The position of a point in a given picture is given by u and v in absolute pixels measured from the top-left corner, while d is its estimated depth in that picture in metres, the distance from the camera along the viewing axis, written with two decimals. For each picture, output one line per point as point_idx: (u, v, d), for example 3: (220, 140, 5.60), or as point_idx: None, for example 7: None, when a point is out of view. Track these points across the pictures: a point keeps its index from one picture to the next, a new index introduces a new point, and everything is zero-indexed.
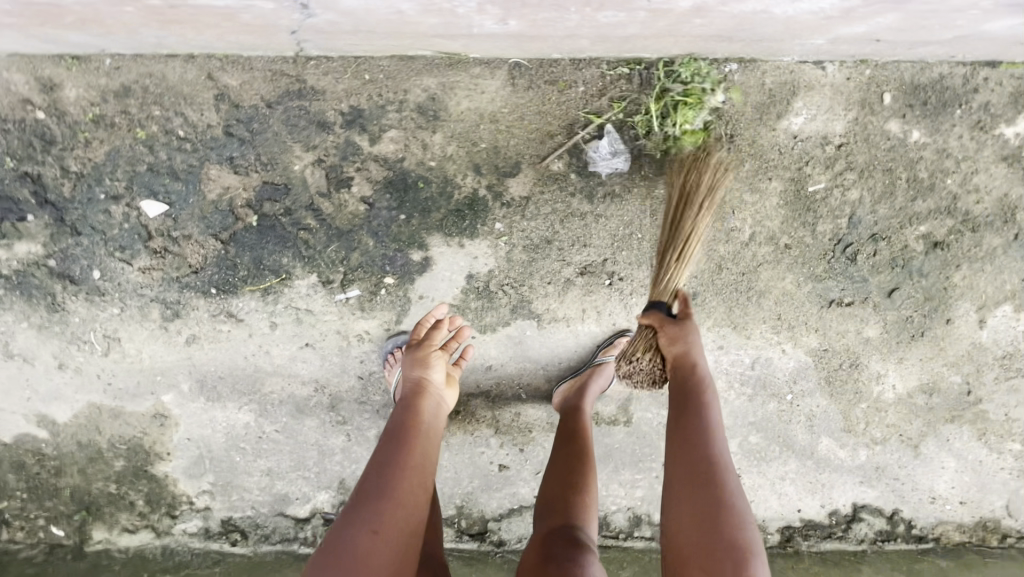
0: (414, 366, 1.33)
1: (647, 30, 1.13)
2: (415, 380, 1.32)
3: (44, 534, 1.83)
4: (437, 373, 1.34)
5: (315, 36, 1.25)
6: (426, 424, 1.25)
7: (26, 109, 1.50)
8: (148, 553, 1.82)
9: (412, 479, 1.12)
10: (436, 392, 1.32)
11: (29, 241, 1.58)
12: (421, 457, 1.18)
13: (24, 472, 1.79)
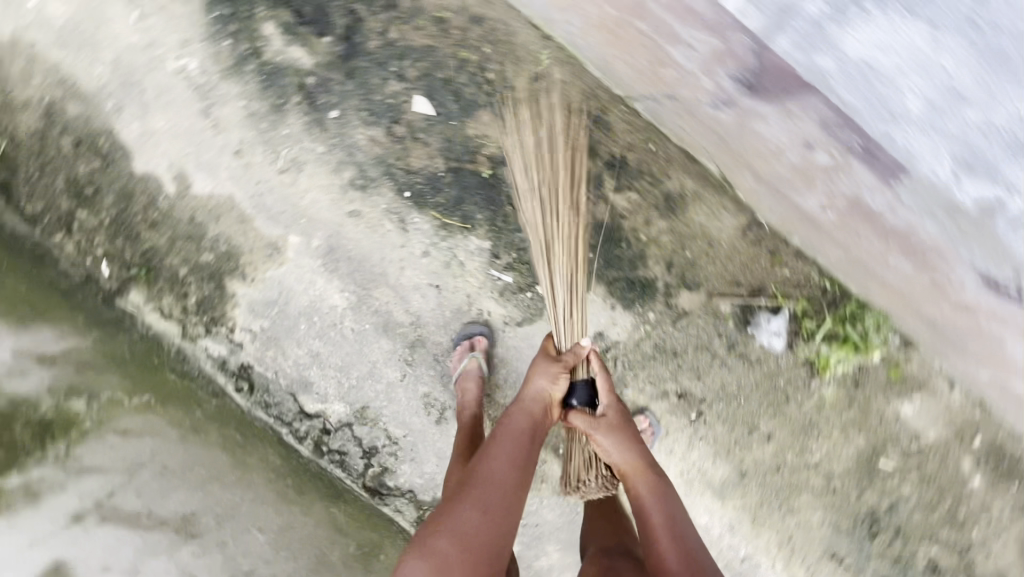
0: (536, 378, 1.47)
1: (901, 286, 1.32)
2: (539, 393, 1.46)
3: (91, 263, 1.80)
4: (553, 389, 1.47)
5: (658, 93, 1.38)
6: (533, 436, 1.42)
7: None
8: (164, 342, 1.80)
9: (516, 486, 1.33)
10: (552, 406, 1.47)
11: (307, 52, 1.71)
12: (523, 464, 1.37)
13: (124, 203, 1.79)
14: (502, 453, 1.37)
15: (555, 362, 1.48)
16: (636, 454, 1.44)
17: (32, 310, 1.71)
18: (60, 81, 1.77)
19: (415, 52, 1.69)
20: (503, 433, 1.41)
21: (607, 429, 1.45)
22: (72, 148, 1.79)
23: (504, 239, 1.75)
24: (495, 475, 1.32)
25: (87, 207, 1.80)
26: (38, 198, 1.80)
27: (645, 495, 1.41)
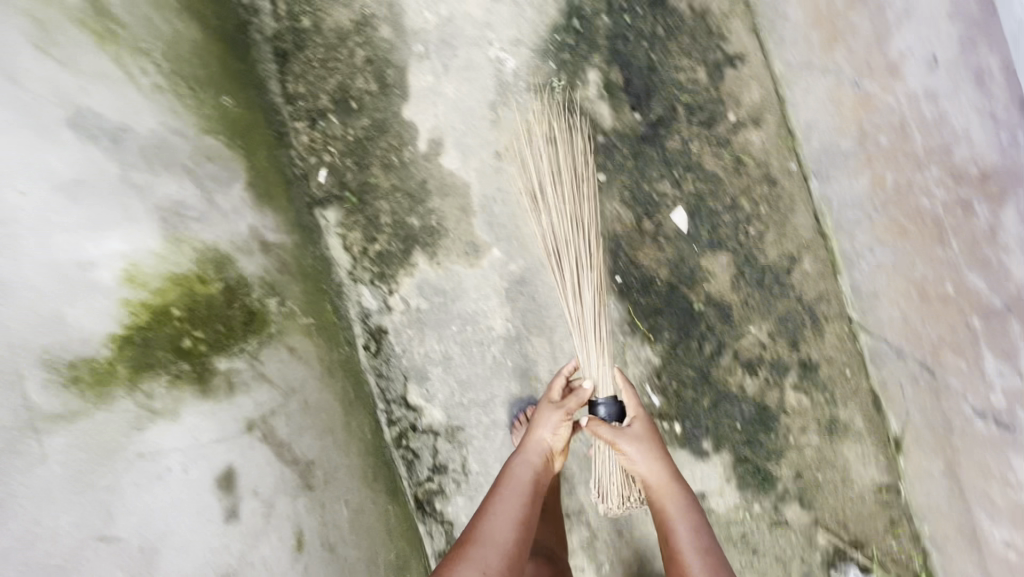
0: (541, 429, 1.58)
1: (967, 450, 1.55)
2: (540, 445, 1.57)
3: (314, 163, 1.82)
4: (555, 438, 1.58)
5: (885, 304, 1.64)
6: (537, 487, 1.53)
7: (730, 94, 1.73)
8: (330, 268, 1.80)
9: (519, 540, 1.42)
10: (553, 455, 1.59)
11: (613, 116, 1.77)
12: (527, 517, 1.47)
13: (374, 133, 1.82)
14: (506, 511, 1.46)
15: (558, 409, 1.58)
16: (661, 475, 1.52)
17: (264, 182, 1.63)
18: (390, 2, 1.81)
19: (702, 172, 1.75)
20: (507, 484, 1.51)
21: (631, 438, 1.53)
22: (361, 62, 1.82)
23: (673, 367, 1.80)
24: (498, 533, 1.41)
25: (341, 115, 1.83)
26: (306, 82, 1.82)
27: (671, 512, 1.49)
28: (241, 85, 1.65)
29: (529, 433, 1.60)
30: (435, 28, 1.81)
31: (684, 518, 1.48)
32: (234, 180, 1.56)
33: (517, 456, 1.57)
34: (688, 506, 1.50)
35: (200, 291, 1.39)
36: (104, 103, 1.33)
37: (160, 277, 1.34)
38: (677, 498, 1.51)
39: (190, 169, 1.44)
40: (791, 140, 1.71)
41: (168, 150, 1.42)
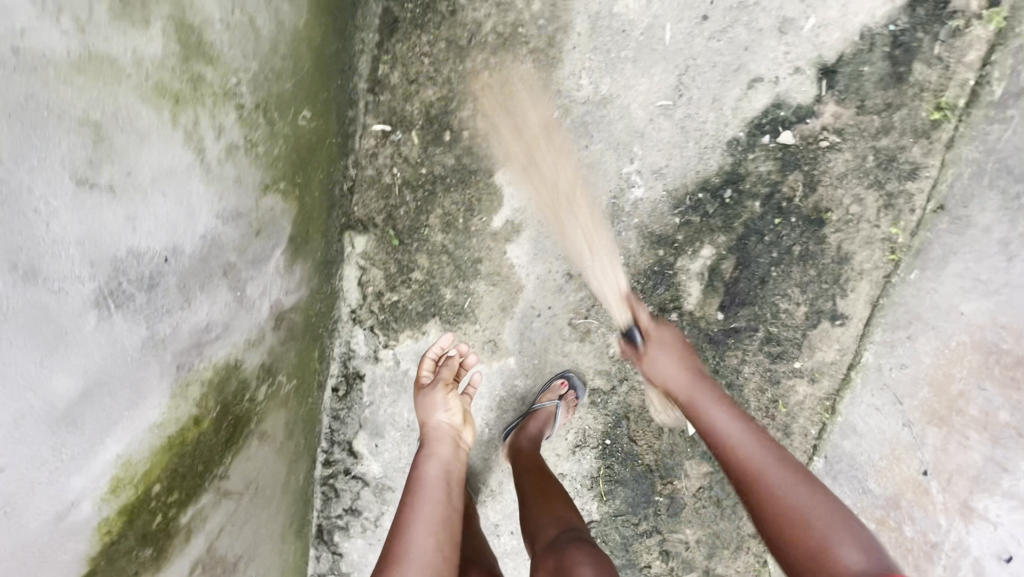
0: (434, 413, 1.38)
1: None
2: (442, 430, 1.36)
3: (371, 174, 1.46)
4: (451, 415, 1.38)
5: None
6: (453, 478, 1.30)
7: (821, 346, 1.58)
8: (337, 302, 1.56)
9: (444, 545, 1.15)
10: (459, 434, 1.38)
11: (699, 301, 1.60)
12: (449, 522, 1.20)
13: (451, 177, 1.48)
14: (417, 518, 1.19)
15: (440, 387, 1.40)
16: (731, 419, 1.25)
17: (305, 232, 1.26)
18: (552, 39, 1.39)
19: (738, 395, 1.65)
20: (416, 486, 1.26)
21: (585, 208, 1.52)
22: (479, 87, 1.42)
23: (605, 527, 1.81)
24: (419, 549, 1.13)
25: (427, 139, 1.45)
26: (405, 76, 1.40)
27: (777, 487, 1.12)
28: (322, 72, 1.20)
29: (424, 423, 1.39)
30: (585, 101, 1.44)
31: (778, 481, 1.12)
32: (275, 249, 1.18)
33: (426, 452, 1.33)
34: (779, 459, 1.17)
35: (193, 436, 1.09)
36: (147, 218, 0.90)
37: (151, 456, 1.02)
38: (768, 458, 1.17)
39: (228, 265, 1.08)
40: (829, 412, 1.59)
41: (209, 255, 1.03)
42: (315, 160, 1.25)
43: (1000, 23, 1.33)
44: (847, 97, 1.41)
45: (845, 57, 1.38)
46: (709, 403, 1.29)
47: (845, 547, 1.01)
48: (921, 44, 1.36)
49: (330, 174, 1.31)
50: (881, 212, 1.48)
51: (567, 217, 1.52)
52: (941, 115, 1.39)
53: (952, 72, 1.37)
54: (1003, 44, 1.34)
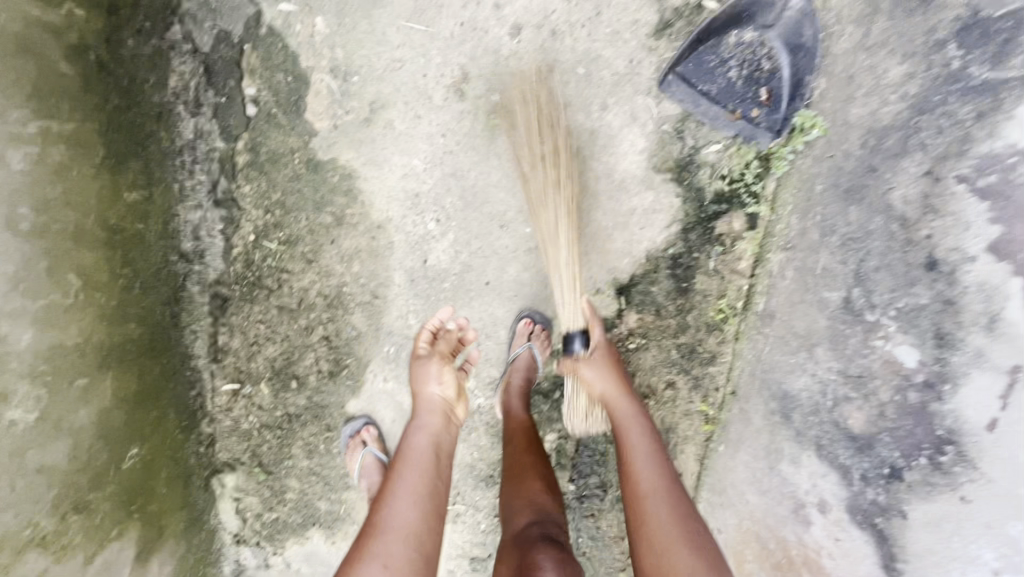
0: (425, 385, 1.33)
1: None
2: (435, 401, 1.31)
3: (227, 423, 1.56)
4: (445, 389, 1.33)
5: None
6: (442, 453, 1.27)
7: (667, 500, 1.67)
8: (212, 533, 1.63)
9: (427, 516, 1.14)
10: (454, 405, 1.34)
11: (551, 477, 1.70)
12: (433, 495, 1.18)
13: (307, 413, 1.60)
14: (408, 490, 1.15)
15: (435, 358, 1.36)
16: (655, 470, 1.20)
17: (156, 528, 1.42)
18: (373, 291, 1.52)
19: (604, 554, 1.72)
20: (408, 457, 1.22)
21: (592, 363, 1.38)
22: (316, 339, 1.54)
23: None
24: (400, 515, 1.11)
25: (272, 386, 1.56)
26: (244, 339, 1.51)
27: (655, 513, 1.14)
28: (156, 386, 1.38)
29: (415, 393, 1.33)
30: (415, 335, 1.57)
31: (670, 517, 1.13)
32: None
33: (633, 451, 1.24)
34: (676, 511, 1.14)
35: None
36: None
37: None
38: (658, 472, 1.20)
39: None
40: None
41: None
42: (156, 469, 1.40)
43: (757, 243, 1.48)
44: (645, 307, 1.58)
45: (635, 276, 1.57)
46: (637, 429, 1.29)
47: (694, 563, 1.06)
48: (698, 262, 1.53)
49: (179, 459, 1.48)
50: (693, 392, 1.58)
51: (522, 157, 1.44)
52: (723, 316, 1.54)
53: (727, 281, 1.52)
54: (761, 261, 1.48)
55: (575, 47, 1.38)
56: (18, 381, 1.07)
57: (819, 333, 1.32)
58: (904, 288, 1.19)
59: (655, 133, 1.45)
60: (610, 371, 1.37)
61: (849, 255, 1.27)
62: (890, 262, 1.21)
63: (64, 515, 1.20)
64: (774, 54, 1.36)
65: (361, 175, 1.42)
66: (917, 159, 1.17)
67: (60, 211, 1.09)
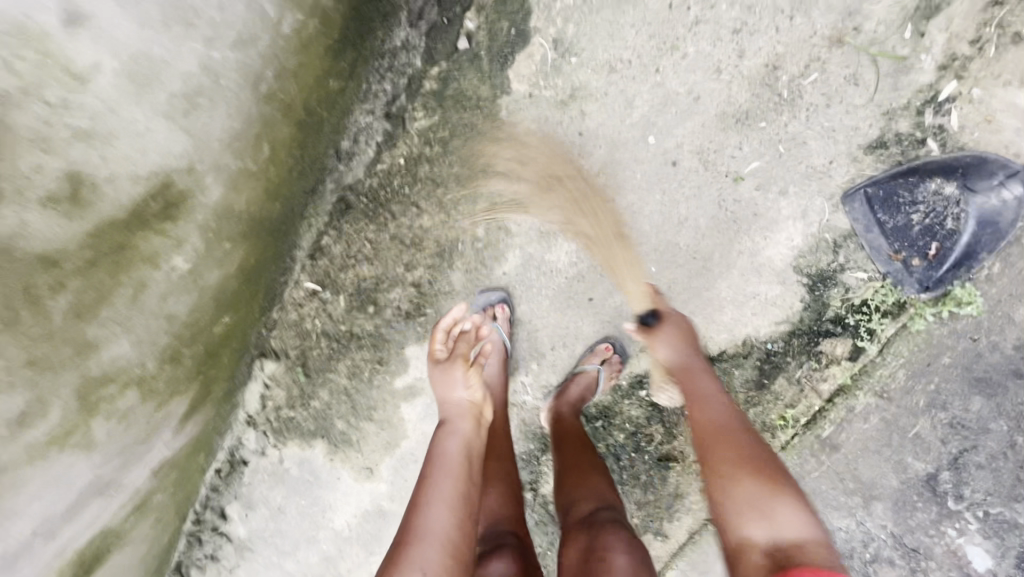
0: (452, 390, 1.27)
1: None
2: (460, 404, 1.26)
3: (292, 314, 1.53)
4: (472, 392, 1.27)
5: None
6: (475, 455, 1.19)
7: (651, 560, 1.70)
8: (232, 405, 1.60)
9: (462, 523, 1.05)
10: (479, 408, 1.27)
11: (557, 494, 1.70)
12: (468, 500, 1.10)
13: (368, 339, 1.57)
14: (440, 496, 1.08)
15: (457, 363, 1.30)
16: (722, 401, 1.18)
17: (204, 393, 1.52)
18: (483, 258, 1.51)
19: None
20: (433, 463, 1.15)
21: (665, 335, 1.33)
22: (410, 278, 1.52)
23: None
24: (435, 523, 1.04)
25: (349, 301, 1.54)
26: (345, 249, 1.48)
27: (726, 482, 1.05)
28: (263, 264, 1.44)
29: (441, 398, 1.28)
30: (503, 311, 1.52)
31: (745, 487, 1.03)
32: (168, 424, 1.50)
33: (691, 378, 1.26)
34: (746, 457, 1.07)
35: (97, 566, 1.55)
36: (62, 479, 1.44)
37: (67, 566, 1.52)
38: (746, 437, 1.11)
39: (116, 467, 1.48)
40: None
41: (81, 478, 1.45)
42: (229, 343, 1.49)
43: (850, 375, 1.49)
44: (717, 384, 1.59)
45: (723, 352, 1.57)
46: (709, 384, 1.22)
47: (786, 523, 0.97)
48: (786, 366, 1.54)
49: (247, 338, 1.52)
50: None
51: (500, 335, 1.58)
52: (782, 423, 1.55)
53: (805, 393, 1.53)
54: (846, 392, 1.50)
55: (786, 122, 1.33)
56: (195, 232, 1.34)
57: (884, 490, 1.46)
58: (1006, 500, 1.42)
59: (813, 237, 1.44)
60: (682, 341, 1.31)
61: (955, 439, 1.42)
62: (998, 468, 1.41)
63: (166, 358, 1.43)
64: (965, 216, 1.34)
65: (530, 150, 1.39)
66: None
67: (280, 91, 1.29)
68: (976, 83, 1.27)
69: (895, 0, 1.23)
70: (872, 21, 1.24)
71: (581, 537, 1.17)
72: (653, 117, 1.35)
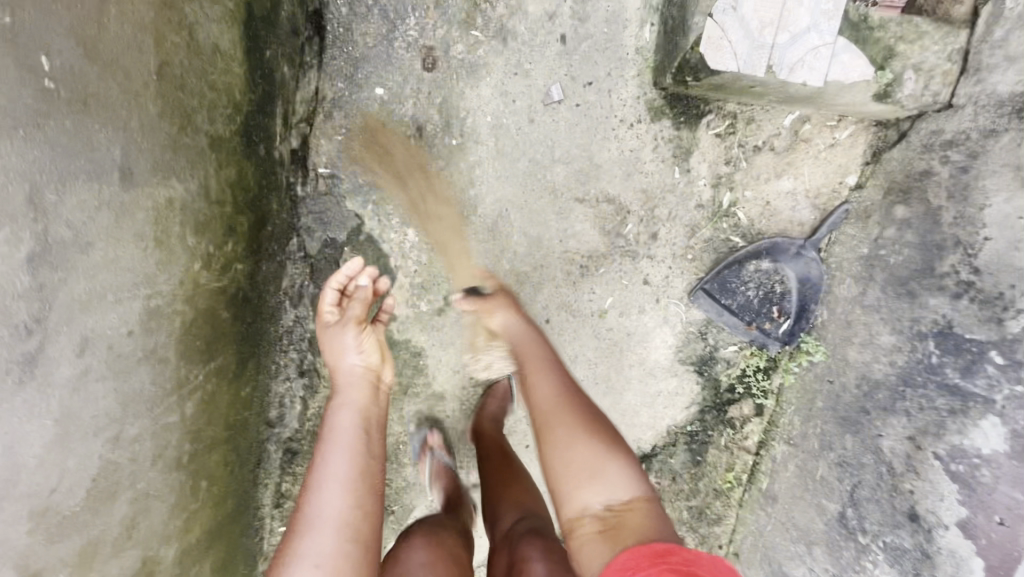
0: (343, 356, 1.23)
1: None
2: (354, 375, 1.22)
3: None
4: (366, 357, 1.24)
5: None
6: (372, 428, 1.18)
7: None
8: None
9: (360, 501, 1.06)
10: (376, 377, 1.24)
11: None
12: (367, 477, 1.10)
13: None
14: (333, 476, 1.07)
15: (350, 326, 1.25)
16: (552, 390, 1.21)
17: None
18: None
19: None
20: (330, 435, 1.13)
21: (500, 306, 1.39)
22: None
23: None
24: (332, 507, 1.04)
25: None
26: None
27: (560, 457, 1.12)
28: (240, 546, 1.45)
29: (335, 370, 1.24)
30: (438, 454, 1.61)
31: (570, 443, 1.12)
32: None
33: (535, 369, 1.26)
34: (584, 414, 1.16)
35: None
36: None
37: None
38: (573, 411, 1.17)
39: None
40: None
41: None
42: None
43: (763, 428, 1.71)
44: (664, 473, 1.80)
45: (655, 447, 1.78)
46: (540, 380, 1.24)
47: (616, 485, 1.07)
48: (712, 437, 1.76)
49: None
50: (699, 548, 1.79)
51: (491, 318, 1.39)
52: (729, 485, 1.75)
53: (736, 454, 1.74)
54: (766, 444, 1.71)
55: (619, 262, 1.61)
56: None
57: (817, 534, 1.53)
58: (893, 527, 1.36)
59: (682, 332, 1.69)
60: (512, 306, 1.39)
61: (845, 476, 1.47)
62: (878, 497, 1.39)
63: None
64: (788, 279, 1.60)
65: (428, 354, 1.62)
66: (900, 425, 1.35)
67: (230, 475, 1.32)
68: (745, 187, 1.59)
69: (656, 155, 1.54)
70: (646, 174, 1.55)
71: (505, 553, 1.22)
72: (515, 294, 1.61)
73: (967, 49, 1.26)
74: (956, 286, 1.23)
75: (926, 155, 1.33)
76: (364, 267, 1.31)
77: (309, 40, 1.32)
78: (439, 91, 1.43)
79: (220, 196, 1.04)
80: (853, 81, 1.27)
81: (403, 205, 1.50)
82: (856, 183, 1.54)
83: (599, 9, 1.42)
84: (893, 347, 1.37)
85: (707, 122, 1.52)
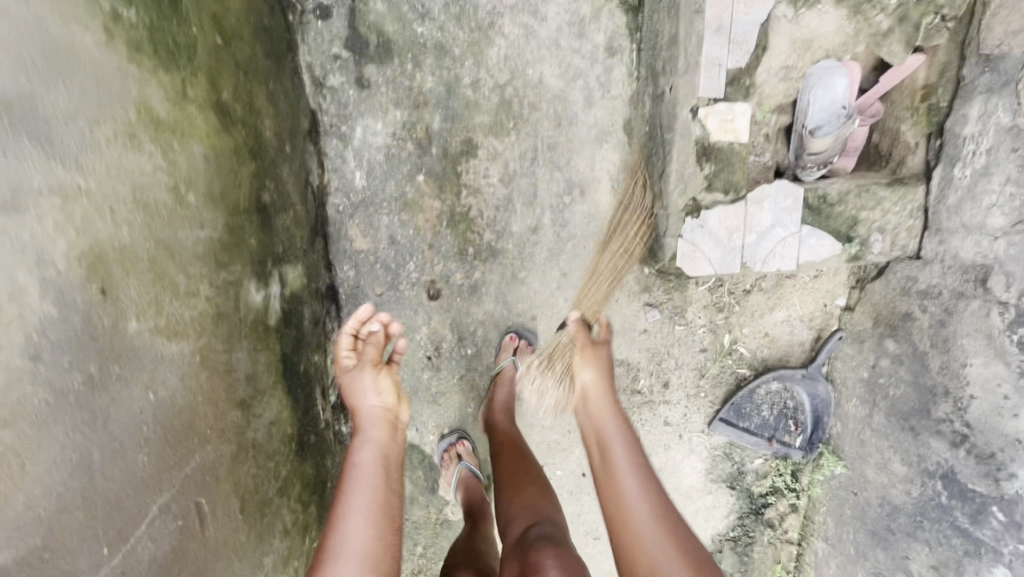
0: (361, 398, 1.03)
1: None
2: (375, 415, 1.02)
3: None
4: (384, 397, 1.03)
5: None
6: (395, 469, 0.99)
7: None
8: None
9: (387, 536, 0.91)
10: (399, 414, 1.05)
11: None
12: (391, 510, 0.94)
13: None
14: (361, 510, 0.91)
15: (367, 367, 1.05)
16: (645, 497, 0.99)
17: None
18: None
19: None
20: (348, 479, 0.95)
21: (593, 359, 1.20)
22: None
23: None
24: (359, 541, 0.88)
25: None
26: None
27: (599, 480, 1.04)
28: None
29: (352, 407, 1.05)
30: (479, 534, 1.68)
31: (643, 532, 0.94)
32: None
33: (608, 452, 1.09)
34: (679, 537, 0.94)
35: None
36: None
37: None
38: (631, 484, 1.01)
39: None
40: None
41: None
42: None
43: (801, 523, 1.84)
44: None
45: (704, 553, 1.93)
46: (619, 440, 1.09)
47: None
48: (754, 539, 1.89)
49: None
50: None
51: (586, 362, 1.20)
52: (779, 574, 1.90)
53: (781, 547, 1.88)
54: (807, 539, 1.84)
55: (640, 412, 1.74)
56: None
57: None
58: None
59: (709, 457, 1.82)
60: (605, 375, 1.19)
61: None
62: None
63: None
64: (797, 395, 1.71)
65: None
66: (923, 553, 1.47)
67: None
68: (743, 324, 1.68)
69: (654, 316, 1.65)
70: (649, 335, 1.67)
71: (515, 561, 1.00)
72: (550, 460, 1.75)
73: (926, 206, 1.34)
74: (952, 434, 1.35)
75: (905, 299, 1.42)
76: (376, 311, 1.09)
77: (328, 313, 1.47)
78: (449, 314, 1.56)
79: (293, 516, 1.19)
80: (824, 258, 1.36)
81: (434, 409, 1.65)
82: (846, 305, 1.63)
83: (576, 213, 1.52)
84: (907, 477, 1.48)
85: (695, 281, 1.61)
